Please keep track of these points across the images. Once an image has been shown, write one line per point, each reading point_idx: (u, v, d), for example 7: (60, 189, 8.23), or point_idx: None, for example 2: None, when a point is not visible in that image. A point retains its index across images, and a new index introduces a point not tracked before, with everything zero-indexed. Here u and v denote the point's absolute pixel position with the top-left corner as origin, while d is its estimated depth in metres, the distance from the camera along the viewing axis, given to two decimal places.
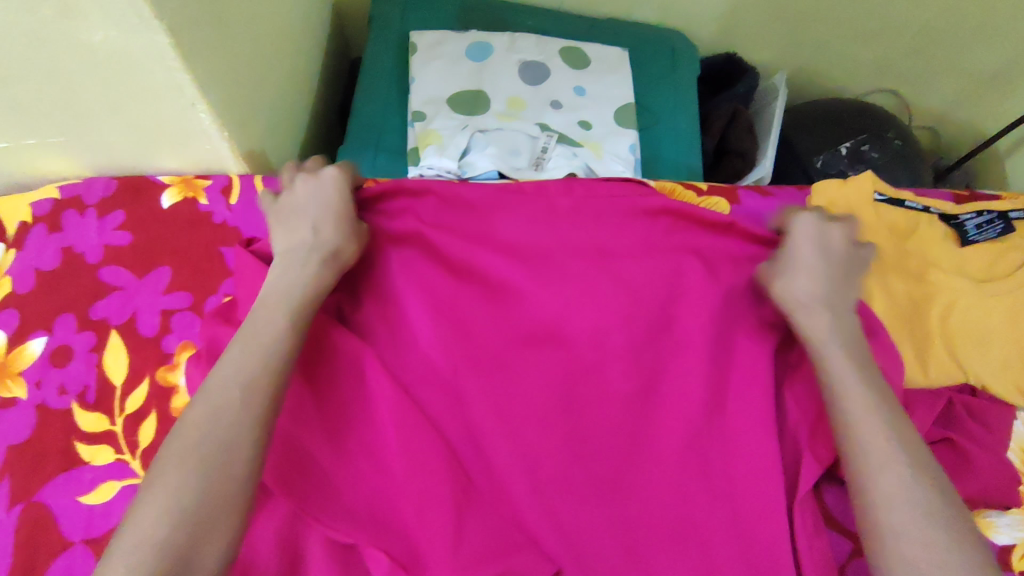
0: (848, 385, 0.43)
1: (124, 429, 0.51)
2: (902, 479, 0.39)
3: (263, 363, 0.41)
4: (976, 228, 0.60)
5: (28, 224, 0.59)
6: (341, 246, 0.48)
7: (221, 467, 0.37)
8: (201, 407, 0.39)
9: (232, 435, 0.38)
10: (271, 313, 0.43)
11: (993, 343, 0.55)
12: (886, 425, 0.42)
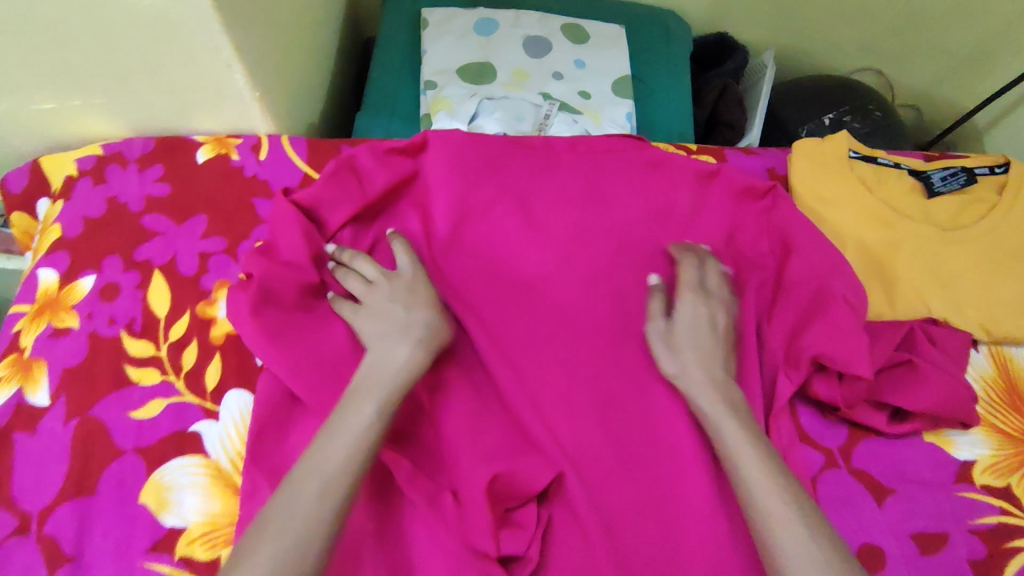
0: (737, 455, 0.48)
1: (168, 355, 0.57)
2: (792, 544, 0.43)
3: (346, 456, 0.44)
4: (942, 179, 0.66)
5: (74, 177, 0.65)
6: (433, 327, 0.52)
7: (296, 554, 0.40)
8: (287, 500, 0.42)
9: (308, 518, 0.41)
10: (356, 411, 0.46)
11: (956, 283, 0.61)
12: (776, 491, 0.45)
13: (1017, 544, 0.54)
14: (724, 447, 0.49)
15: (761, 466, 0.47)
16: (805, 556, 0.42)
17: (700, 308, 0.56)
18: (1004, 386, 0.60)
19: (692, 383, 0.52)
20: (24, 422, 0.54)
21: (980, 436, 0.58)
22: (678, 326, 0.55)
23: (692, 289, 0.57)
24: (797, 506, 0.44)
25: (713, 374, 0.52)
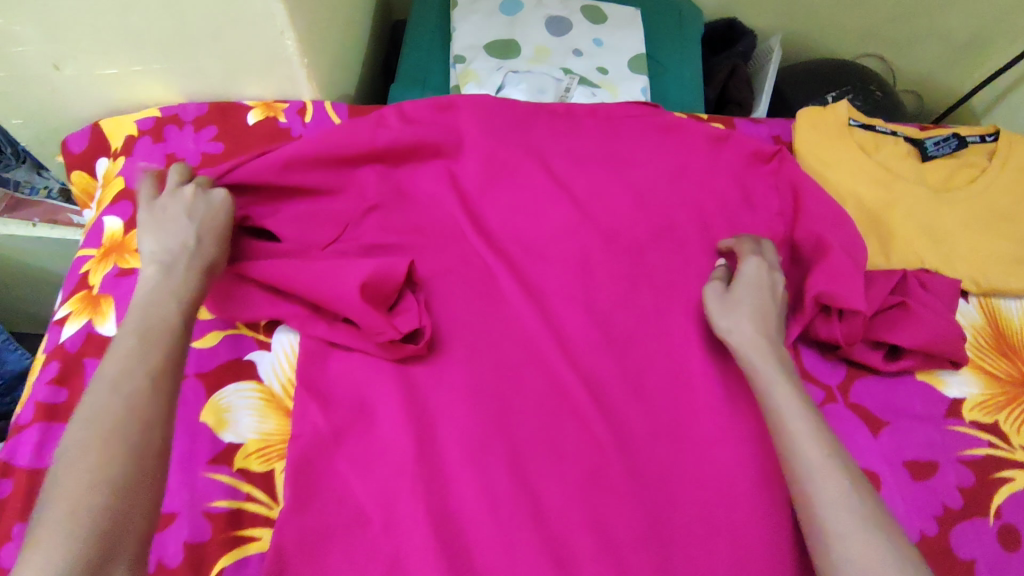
0: (780, 419, 0.50)
1: None
2: (831, 504, 0.44)
3: (150, 354, 0.46)
4: (936, 145, 0.72)
5: (135, 136, 0.71)
6: (214, 258, 0.55)
7: (140, 444, 0.42)
8: (102, 390, 0.43)
9: (148, 415, 0.43)
10: (164, 310, 0.49)
11: (948, 239, 0.66)
12: (814, 456, 0.47)
13: (1001, 474, 0.59)
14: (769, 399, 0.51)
15: (799, 415, 0.49)
16: (840, 502, 0.44)
17: (762, 279, 0.60)
18: (992, 333, 0.65)
19: (743, 341, 0.55)
20: (93, 349, 0.59)
21: (968, 376, 0.63)
22: (740, 289, 0.59)
23: (755, 262, 0.60)
24: (838, 472, 0.46)
25: (762, 334, 0.55)
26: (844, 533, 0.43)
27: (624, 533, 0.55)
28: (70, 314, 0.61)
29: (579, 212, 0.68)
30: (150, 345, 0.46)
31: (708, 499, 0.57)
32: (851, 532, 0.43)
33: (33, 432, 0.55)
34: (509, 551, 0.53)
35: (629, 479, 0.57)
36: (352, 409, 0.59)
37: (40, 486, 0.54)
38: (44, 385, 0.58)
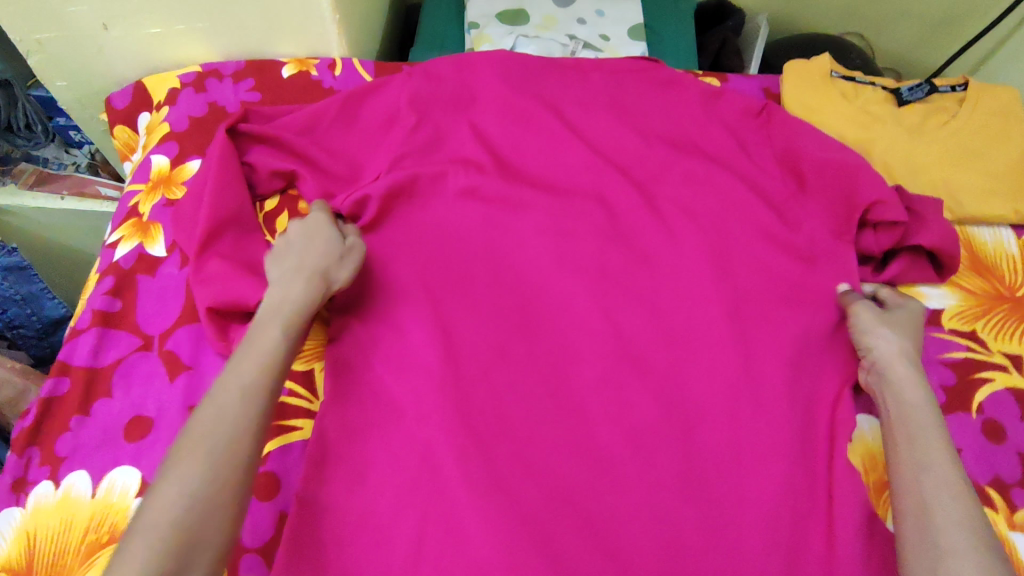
0: (913, 439, 0.52)
1: (265, 222, 0.69)
2: (946, 524, 0.46)
3: (259, 369, 0.49)
4: (910, 90, 0.79)
5: (178, 89, 0.77)
6: (328, 271, 0.58)
7: (229, 459, 0.44)
8: (230, 397, 0.47)
9: (237, 431, 0.46)
10: (269, 329, 0.52)
11: (923, 170, 0.73)
12: (943, 478, 0.49)
13: (982, 376, 0.64)
14: (906, 417, 0.54)
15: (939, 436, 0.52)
16: (964, 523, 0.46)
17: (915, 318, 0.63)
18: (968, 257, 0.71)
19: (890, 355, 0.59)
20: (144, 267, 0.64)
21: (948, 292, 0.69)
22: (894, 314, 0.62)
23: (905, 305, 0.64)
24: (952, 495, 0.48)
25: (909, 353, 0.58)
26: (962, 552, 0.45)
27: (635, 423, 0.60)
28: (121, 238, 0.67)
29: (588, 152, 0.75)
30: (274, 362, 0.50)
31: (712, 395, 0.62)
32: (969, 552, 0.45)
33: (90, 336, 0.60)
34: (530, 441, 0.58)
35: (639, 379, 0.62)
36: (383, 319, 0.64)
37: (97, 383, 0.59)
38: (99, 296, 0.62)
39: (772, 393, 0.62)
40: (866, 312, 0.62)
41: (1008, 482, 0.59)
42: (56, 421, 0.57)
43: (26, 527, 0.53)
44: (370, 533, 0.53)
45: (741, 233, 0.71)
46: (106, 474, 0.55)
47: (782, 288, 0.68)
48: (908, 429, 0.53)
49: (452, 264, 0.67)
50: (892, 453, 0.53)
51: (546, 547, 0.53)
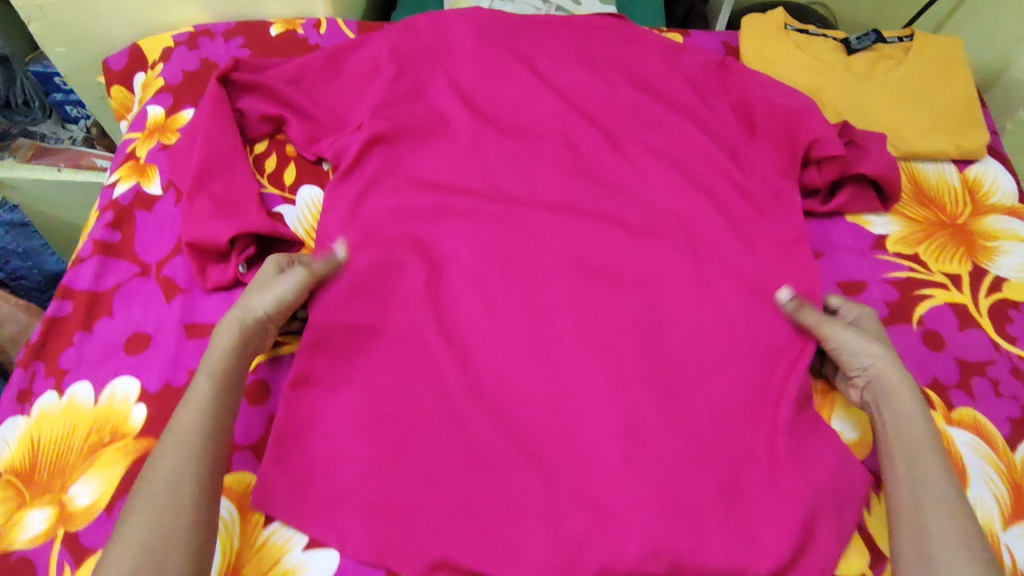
0: (910, 453, 0.54)
1: (255, 163, 0.74)
2: (941, 540, 0.49)
3: (196, 418, 0.51)
4: (858, 39, 0.84)
5: (171, 48, 0.82)
6: (257, 305, 0.58)
7: (172, 508, 0.46)
8: (171, 451, 0.49)
9: (176, 477, 0.48)
10: (203, 379, 0.54)
11: (872, 109, 0.79)
12: (937, 492, 0.51)
13: (924, 292, 0.69)
14: (893, 461, 0.55)
15: (923, 481, 0.52)
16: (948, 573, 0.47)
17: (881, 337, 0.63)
18: (913, 188, 0.76)
19: (878, 384, 0.59)
20: (142, 203, 0.69)
21: (893, 219, 0.74)
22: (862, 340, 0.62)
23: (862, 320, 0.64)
24: (945, 510, 0.50)
25: (890, 383, 0.58)
26: None
27: (601, 336, 0.64)
28: (120, 179, 0.71)
29: (558, 101, 0.80)
30: (213, 410, 0.52)
31: (672, 311, 0.66)
32: None
33: (92, 263, 0.64)
34: (504, 355, 0.63)
35: (605, 299, 0.67)
36: (365, 248, 0.68)
37: (98, 304, 0.63)
38: (100, 228, 0.67)
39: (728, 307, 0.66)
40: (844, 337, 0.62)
41: (945, 384, 0.64)
42: (59, 338, 0.61)
43: (31, 432, 0.57)
44: (354, 430, 0.57)
45: (702, 171, 0.76)
46: (106, 383, 0.59)
47: (739, 217, 0.73)
48: (896, 473, 0.54)
49: (433, 201, 0.72)
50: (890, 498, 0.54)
51: (515, 443, 0.58)
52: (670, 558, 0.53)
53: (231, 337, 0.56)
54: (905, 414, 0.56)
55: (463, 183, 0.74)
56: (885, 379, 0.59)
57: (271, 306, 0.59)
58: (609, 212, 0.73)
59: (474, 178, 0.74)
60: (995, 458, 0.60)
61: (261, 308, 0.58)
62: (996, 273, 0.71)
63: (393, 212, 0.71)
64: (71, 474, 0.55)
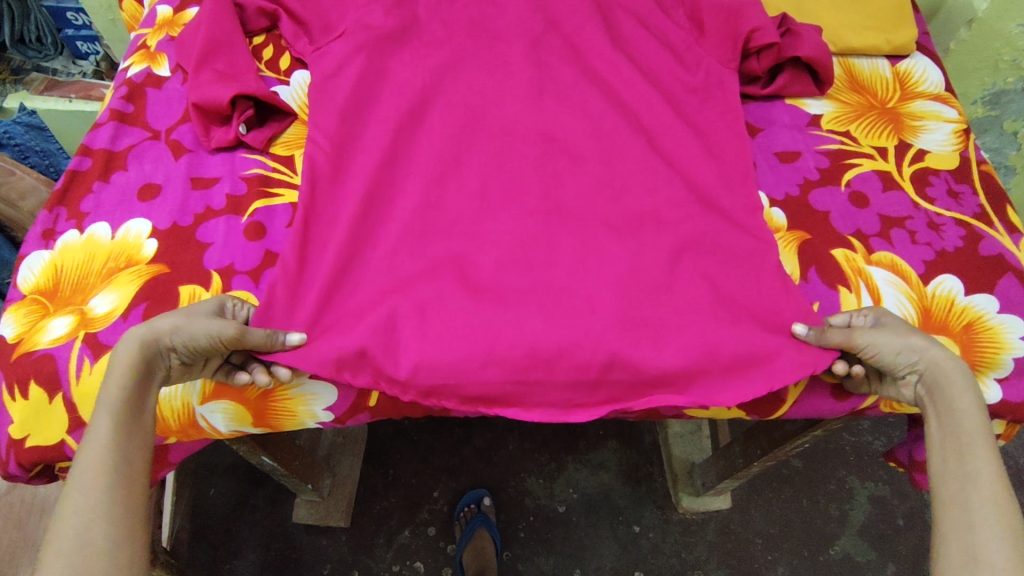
0: (957, 446, 0.54)
1: (255, 52, 0.82)
2: (990, 537, 0.49)
3: (102, 449, 0.50)
4: None
5: None
6: (162, 338, 0.54)
7: (85, 547, 0.46)
8: (78, 494, 0.48)
9: (85, 515, 0.47)
10: (101, 418, 0.51)
11: (814, 10, 0.87)
12: (986, 487, 0.51)
13: (852, 161, 0.77)
14: (949, 455, 0.54)
15: (976, 475, 0.52)
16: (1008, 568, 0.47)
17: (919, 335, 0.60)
18: (848, 79, 0.84)
19: (933, 374, 0.57)
20: (152, 82, 0.77)
21: (828, 102, 0.82)
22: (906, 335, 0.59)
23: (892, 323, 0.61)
24: (998, 503, 0.50)
25: (948, 374, 0.57)
26: None
27: (560, 194, 0.71)
28: (132, 64, 0.79)
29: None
30: (119, 441, 0.51)
31: (628, 174, 0.72)
32: None
33: (109, 128, 0.73)
34: (473, 200, 0.69)
35: (566, 159, 0.73)
36: (345, 112, 0.74)
37: (113, 162, 0.71)
38: (116, 100, 0.75)
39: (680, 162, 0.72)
40: (885, 334, 0.59)
41: (867, 233, 0.72)
42: (80, 187, 0.70)
43: (54, 262, 0.65)
44: (336, 262, 0.64)
45: (657, 58, 0.83)
46: (122, 224, 0.67)
47: (690, 96, 0.80)
48: (949, 469, 0.54)
49: (410, 74, 0.78)
50: (934, 489, 0.54)
51: (481, 269, 0.65)
52: (614, 359, 0.61)
53: (126, 370, 0.53)
54: (959, 406, 0.56)
55: (438, 58, 0.79)
56: (937, 372, 0.57)
57: (176, 339, 0.54)
58: (573, 87, 0.79)
59: (447, 53, 0.79)
60: (909, 290, 0.68)
61: (164, 338, 0.54)
62: (920, 147, 0.79)
63: (374, 86, 0.77)
64: (90, 291, 0.63)
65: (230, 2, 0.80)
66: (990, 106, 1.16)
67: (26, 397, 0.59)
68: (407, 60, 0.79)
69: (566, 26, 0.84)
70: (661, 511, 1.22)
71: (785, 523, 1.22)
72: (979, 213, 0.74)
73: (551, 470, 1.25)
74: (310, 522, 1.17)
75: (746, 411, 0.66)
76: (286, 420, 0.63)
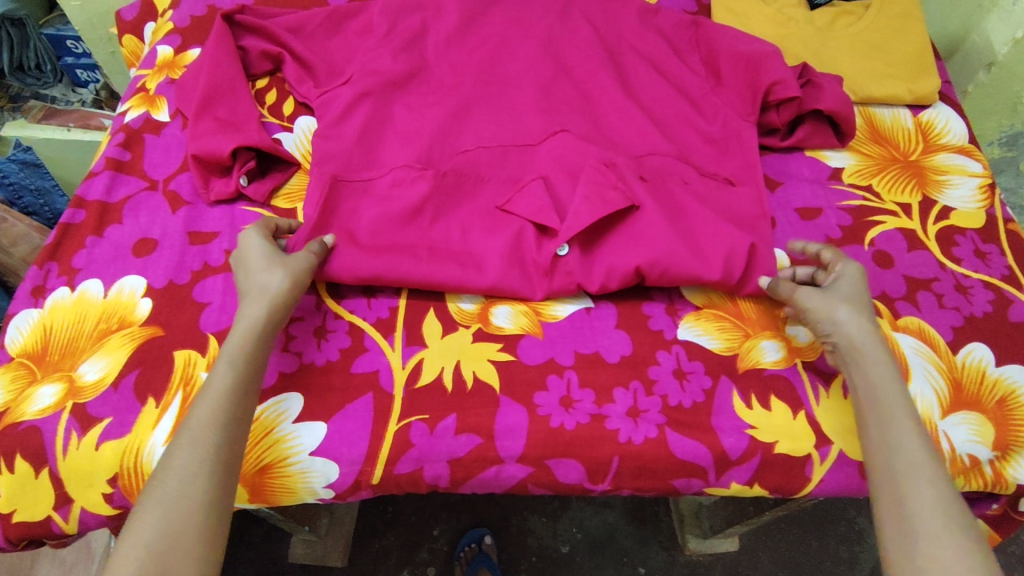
0: (881, 415, 0.54)
1: (258, 98, 0.80)
2: (923, 510, 0.49)
3: (218, 398, 0.51)
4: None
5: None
6: (289, 286, 0.58)
7: (186, 490, 0.47)
8: (188, 442, 0.49)
9: (196, 464, 0.49)
10: (220, 376, 0.52)
11: (834, 59, 0.85)
12: (913, 458, 0.51)
13: (875, 219, 0.74)
14: (875, 424, 0.54)
15: (902, 445, 0.52)
16: (943, 538, 0.47)
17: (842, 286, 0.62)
18: (869, 130, 0.82)
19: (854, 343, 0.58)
20: (150, 128, 0.75)
21: (849, 155, 0.80)
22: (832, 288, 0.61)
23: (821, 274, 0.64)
24: (927, 474, 0.50)
25: (859, 339, 0.57)
26: (920, 556, 0.47)
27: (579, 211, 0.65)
28: (131, 107, 0.77)
29: (538, 33, 0.81)
30: (234, 398, 0.52)
31: None
32: (928, 556, 0.47)
33: (104, 177, 0.70)
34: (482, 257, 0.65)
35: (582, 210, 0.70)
36: (350, 164, 0.71)
37: (109, 214, 0.69)
38: (113, 147, 0.73)
39: (702, 217, 0.68)
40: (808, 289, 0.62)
41: (893, 296, 0.69)
42: (73, 241, 0.67)
43: (43, 322, 0.62)
44: None
45: (671, 105, 0.79)
46: (115, 281, 0.64)
47: (707, 147, 0.76)
48: (872, 441, 0.53)
49: (416, 121, 0.74)
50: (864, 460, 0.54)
51: None
52: None
53: (255, 321, 0.56)
54: (874, 378, 0.55)
55: (447, 103, 0.76)
56: (851, 344, 0.58)
57: (292, 282, 0.58)
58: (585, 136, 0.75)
59: (454, 98, 0.76)
60: (937, 359, 0.65)
61: (283, 285, 0.58)
62: (945, 204, 0.76)
63: (380, 134, 0.74)
64: (81, 356, 0.60)
65: (234, 44, 0.78)
66: (1006, 148, 1.12)
67: (11, 471, 0.56)
68: (415, 106, 0.76)
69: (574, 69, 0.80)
70: (667, 553, 1.18)
71: (793, 566, 1.18)
72: (1008, 275, 0.72)
73: (554, 508, 1.21)
74: (306, 563, 1.12)
75: (769, 490, 0.62)
76: (281, 494, 0.60)
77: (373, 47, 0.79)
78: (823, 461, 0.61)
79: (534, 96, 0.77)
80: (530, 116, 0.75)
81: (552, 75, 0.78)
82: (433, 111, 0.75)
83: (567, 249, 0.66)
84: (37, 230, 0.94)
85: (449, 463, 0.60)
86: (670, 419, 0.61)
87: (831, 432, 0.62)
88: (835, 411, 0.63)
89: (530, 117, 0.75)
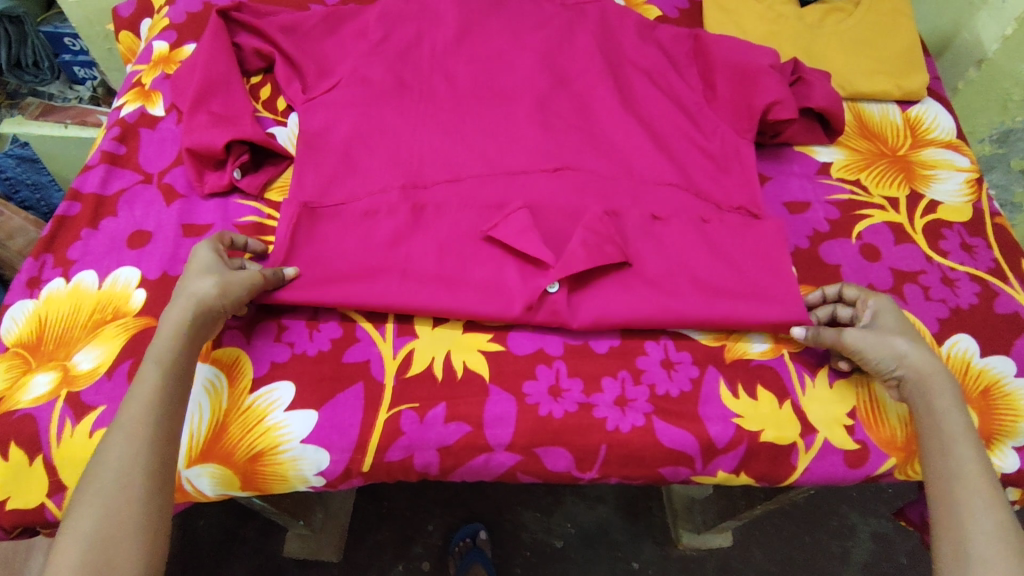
0: (938, 442, 0.56)
1: (254, 93, 0.81)
2: (979, 533, 0.50)
3: (149, 397, 0.52)
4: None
5: None
6: (217, 299, 0.57)
7: (122, 486, 0.48)
8: (120, 440, 0.50)
9: (132, 460, 0.49)
10: (149, 378, 0.53)
11: (823, 56, 0.86)
12: (971, 482, 0.53)
13: (863, 212, 0.75)
14: (938, 451, 0.55)
15: (959, 470, 0.54)
16: (1000, 561, 0.49)
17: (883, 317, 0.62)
18: (857, 126, 0.83)
19: (916, 376, 0.58)
20: (146, 122, 0.75)
21: (837, 149, 0.81)
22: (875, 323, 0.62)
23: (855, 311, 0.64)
24: (984, 497, 0.52)
25: (924, 370, 0.58)
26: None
27: None
28: (126, 102, 0.78)
29: (530, 30, 0.82)
30: (165, 396, 0.53)
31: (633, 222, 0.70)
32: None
33: (99, 170, 0.71)
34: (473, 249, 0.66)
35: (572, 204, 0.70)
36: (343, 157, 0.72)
37: (104, 207, 0.70)
38: (109, 141, 0.74)
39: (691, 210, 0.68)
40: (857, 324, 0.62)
41: (880, 288, 0.70)
42: (69, 233, 0.68)
43: (38, 313, 0.63)
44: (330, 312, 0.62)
45: (661, 99, 0.79)
46: (110, 272, 0.65)
47: (698, 140, 0.76)
48: (934, 468, 0.55)
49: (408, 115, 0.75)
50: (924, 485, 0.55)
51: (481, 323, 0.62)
52: None
53: (180, 328, 0.55)
54: (937, 406, 0.57)
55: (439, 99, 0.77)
56: (916, 377, 0.58)
57: (222, 295, 0.57)
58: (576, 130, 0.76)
59: (447, 94, 0.77)
60: None
61: (212, 298, 0.56)
62: (932, 197, 0.77)
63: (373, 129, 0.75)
64: (75, 345, 0.61)
65: (229, 40, 0.78)
66: (997, 145, 1.12)
67: (5, 459, 0.57)
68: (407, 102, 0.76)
69: (566, 64, 0.81)
70: (660, 547, 1.19)
71: (786, 559, 1.18)
72: (994, 268, 0.72)
73: (548, 503, 1.21)
74: (301, 557, 1.13)
75: (755, 478, 0.63)
76: (274, 481, 0.61)
77: (367, 43, 0.79)
78: (808, 449, 0.62)
79: (525, 91, 0.77)
80: (522, 111, 0.76)
81: (544, 70, 0.79)
82: (425, 106, 0.76)
83: (556, 288, 0.64)
84: (32, 223, 0.94)
85: (439, 450, 0.61)
86: (657, 408, 0.62)
87: (816, 421, 0.63)
88: (820, 400, 0.64)
89: (521, 112, 0.76)
